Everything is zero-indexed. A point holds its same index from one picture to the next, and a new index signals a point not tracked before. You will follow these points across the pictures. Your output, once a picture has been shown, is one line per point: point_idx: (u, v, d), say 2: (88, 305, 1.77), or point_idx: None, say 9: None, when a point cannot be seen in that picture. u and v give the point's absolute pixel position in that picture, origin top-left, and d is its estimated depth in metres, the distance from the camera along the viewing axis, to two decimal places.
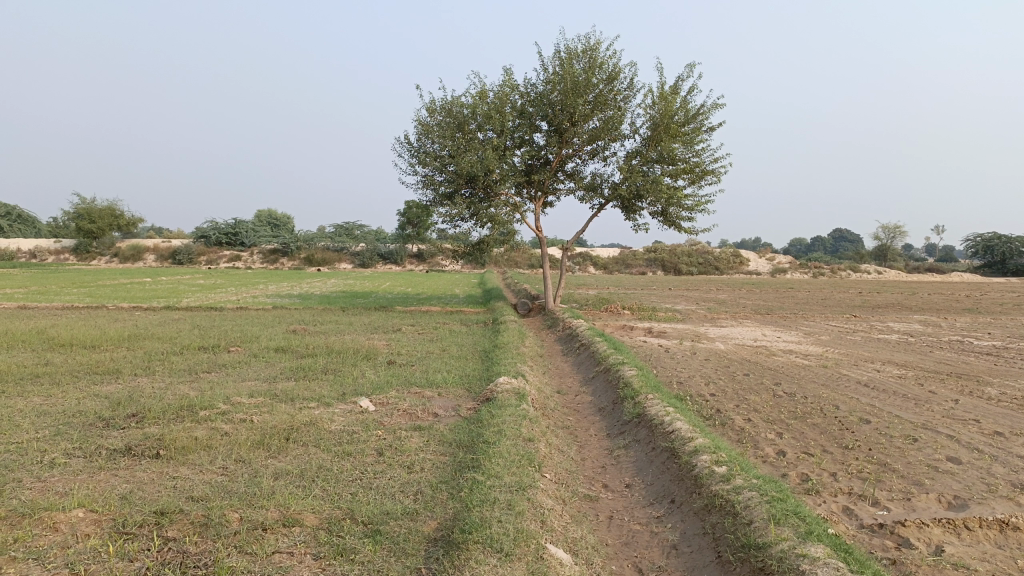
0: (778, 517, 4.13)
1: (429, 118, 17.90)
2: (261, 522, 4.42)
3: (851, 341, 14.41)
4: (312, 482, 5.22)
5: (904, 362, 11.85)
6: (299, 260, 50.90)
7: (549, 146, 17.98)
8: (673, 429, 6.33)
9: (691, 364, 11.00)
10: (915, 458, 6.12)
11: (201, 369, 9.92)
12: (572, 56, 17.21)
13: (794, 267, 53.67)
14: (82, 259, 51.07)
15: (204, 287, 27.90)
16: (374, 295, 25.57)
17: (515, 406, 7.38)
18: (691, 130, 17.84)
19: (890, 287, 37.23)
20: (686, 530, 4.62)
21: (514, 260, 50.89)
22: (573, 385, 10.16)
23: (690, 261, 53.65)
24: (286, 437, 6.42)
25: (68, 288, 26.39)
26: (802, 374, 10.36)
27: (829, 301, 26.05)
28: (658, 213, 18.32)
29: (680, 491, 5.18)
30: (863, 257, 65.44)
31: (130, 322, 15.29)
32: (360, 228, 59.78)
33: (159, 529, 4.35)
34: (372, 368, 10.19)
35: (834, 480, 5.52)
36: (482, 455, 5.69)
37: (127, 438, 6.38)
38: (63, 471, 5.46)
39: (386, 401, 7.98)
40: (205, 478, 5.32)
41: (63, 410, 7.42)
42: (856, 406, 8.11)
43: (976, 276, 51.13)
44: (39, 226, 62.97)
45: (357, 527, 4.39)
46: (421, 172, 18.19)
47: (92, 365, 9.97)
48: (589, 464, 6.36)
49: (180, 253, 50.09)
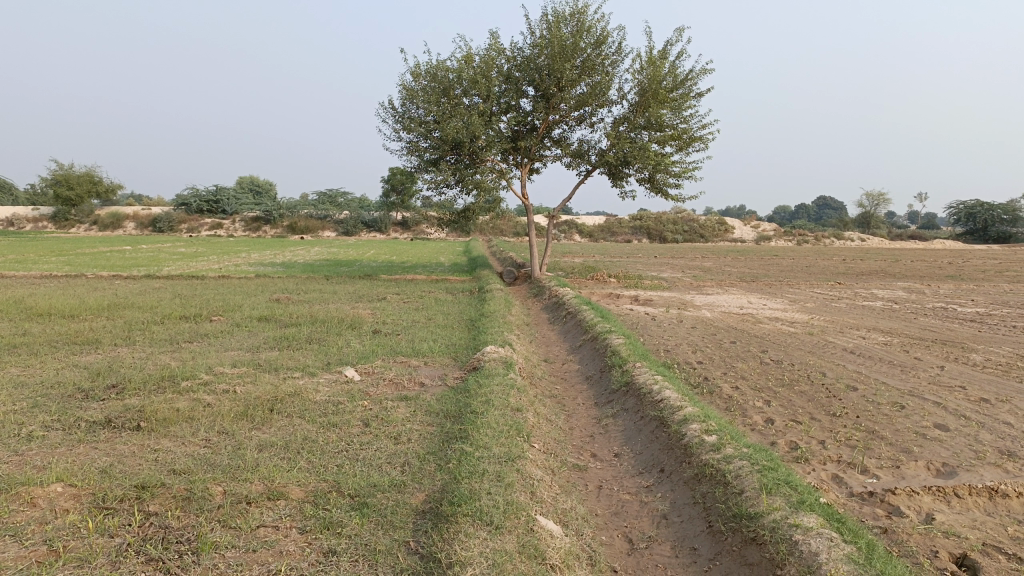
0: (770, 487, 4.09)
1: (414, 82, 17.56)
2: (244, 496, 4.33)
3: (837, 308, 14.44)
4: (297, 453, 5.13)
5: (890, 329, 11.89)
6: (282, 228, 50.41)
7: (536, 112, 17.73)
8: (662, 398, 6.28)
9: (678, 332, 10.98)
10: (903, 425, 6.12)
11: (182, 339, 9.78)
12: (559, 20, 16.89)
13: (778, 234, 53.81)
14: (61, 226, 50.34)
15: (185, 256, 27.55)
16: (358, 263, 25.36)
17: (502, 375, 7.32)
18: (679, 96, 17.63)
19: (872, 254, 37.41)
20: (675, 500, 4.58)
21: (499, 229, 50.68)
22: (559, 354, 10.11)
23: (675, 229, 53.63)
24: (270, 408, 6.32)
25: (46, 256, 25.99)
26: (788, 341, 10.35)
27: (814, 269, 26.10)
28: (646, 180, 18.18)
29: (669, 460, 5.14)
30: (847, 226, 65.67)
31: (109, 291, 15.03)
32: (343, 196, 59.16)
33: (140, 504, 4.25)
34: (357, 337, 10.07)
35: (823, 448, 5.50)
36: (470, 425, 5.61)
37: (108, 410, 6.25)
38: (41, 444, 5.33)
39: (372, 371, 7.89)
40: (188, 451, 5.22)
41: (41, 381, 7.27)
42: (843, 373, 8.12)
43: (958, 244, 51.50)
44: (15, 194, 61.88)
45: (344, 499, 4.31)
46: (405, 139, 17.91)
47: (71, 336, 9.79)
48: (578, 434, 6.32)
49: (161, 221, 49.43)
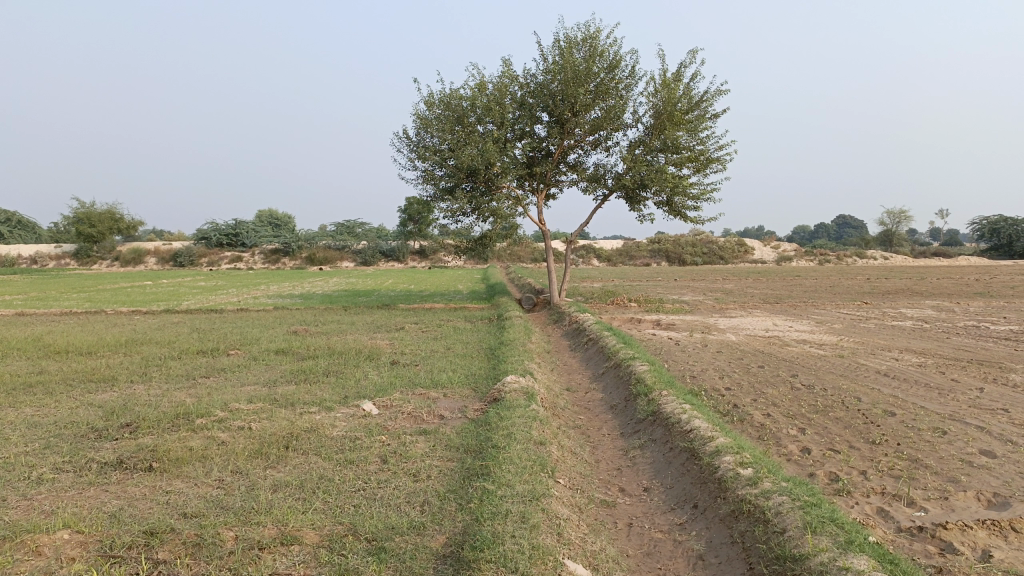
0: (814, 525, 3.82)
1: (428, 111, 17.57)
2: (257, 541, 4.12)
3: (865, 329, 14.09)
4: (312, 494, 4.92)
5: (922, 349, 11.52)
6: (301, 260, 50.66)
7: (551, 138, 17.62)
8: (691, 428, 6.02)
9: (703, 357, 10.68)
10: (947, 452, 5.81)
11: (199, 374, 9.63)
12: (572, 45, 16.87)
13: (798, 254, 53.23)
14: (84, 263, 50.89)
15: (205, 289, 27.70)
16: (376, 292, 25.29)
17: (525, 406, 7.07)
18: (694, 117, 17.49)
19: (896, 273, 36.80)
20: (711, 539, 4.32)
21: (517, 255, 50.62)
22: (582, 382, 9.86)
23: (694, 251, 53.28)
24: (285, 445, 6.13)
25: (69, 292, 26.14)
26: (818, 364, 10.03)
27: (837, 289, 25.69)
28: (664, 202, 17.98)
29: (703, 495, 4.87)
30: (868, 243, 65.00)
31: (128, 327, 14.96)
32: (361, 225, 59.38)
33: (148, 551, 4.06)
34: (375, 369, 9.89)
35: (865, 479, 5.21)
36: (492, 461, 5.38)
37: (120, 450, 6.09)
38: (50, 488, 5.17)
39: (390, 404, 7.67)
40: (200, 492, 5.03)
41: (54, 421, 7.13)
42: (878, 398, 7.80)
43: (982, 260, 50.73)
44: (39, 232, 62.74)
45: (361, 544, 4.09)
46: (420, 167, 17.87)
47: (87, 373, 9.68)
48: (604, 467, 6.06)
49: (182, 256, 49.85)
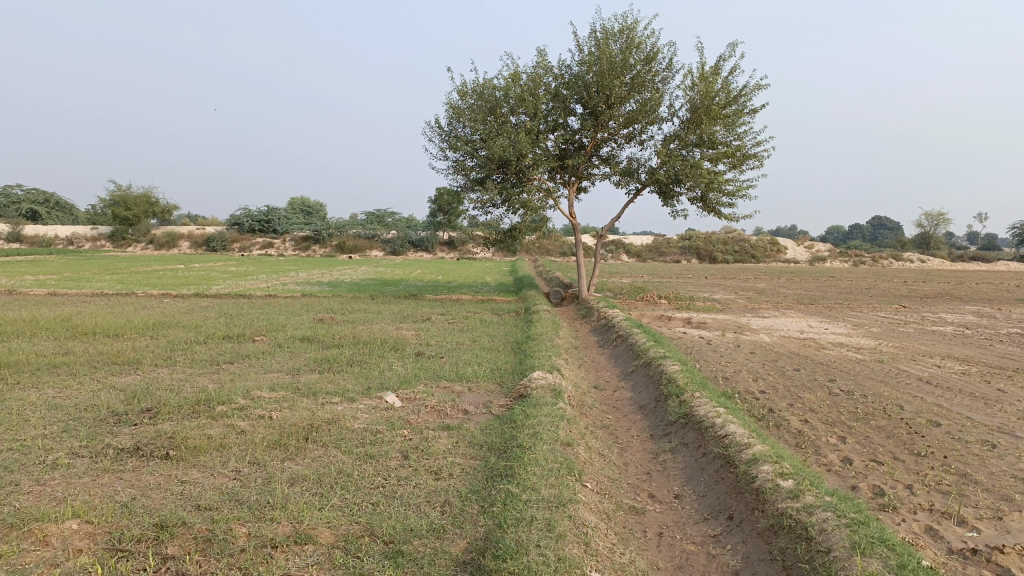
0: (863, 546, 3.55)
1: (460, 101, 17.36)
2: (270, 539, 3.95)
3: (904, 333, 13.63)
4: (330, 489, 4.74)
5: (965, 356, 11.07)
6: (331, 248, 50.86)
7: (584, 130, 17.31)
8: (726, 433, 5.74)
9: (736, 358, 10.37)
10: (999, 468, 5.47)
11: (223, 360, 9.54)
12: (608, 36, 16.52)
13: (832, 255, 52.24)
14: (118, 245, 51.54)
15: (235, 274, 27.87)
16: (404, 283, 25.21)
17: (551, 404, 6.84)
18: (732, 112, 17.06)
19: (934, 277, 35.90)
20: (748, 554, 4.06)
21: (546, 249, 50.39)
22: (611, 380, 9.60)
23: (726, 248, 52.53)
24: (305, 436, 5.97)
25: (101, 274, 26.35)
26: (856, 369, 9.64)
27: (874, 291, 25.06)
28: (697, 198, 17.60)
29: (739, 506, 4.61)
30: (905, 247, 63.83)
31: (156, 310, 14.96)
32: (392, 216, 59.58)
33: (157, 545, 3.90)
34: (399, 360, 9.72)
35: (912, 494, 4.90)
36: (517, 462, 5.16)
37: (138, 436, 5.96)
38: (65, 474, 5.06)
39: (413, 397, 7.48)
40: (216, 483, 4.89)
41: (75, 404, 7.05)
42: (922, 407, 7.44)
43: (1022, 265, 49.46)
44: (76, 214, 63.73)
45: (377, 546, 3.91)
46: (451, 157, 17.68)
47: (112, 356, 9.62)
48: (633, 471, 5.82)
49: (214, 240, 50.34)
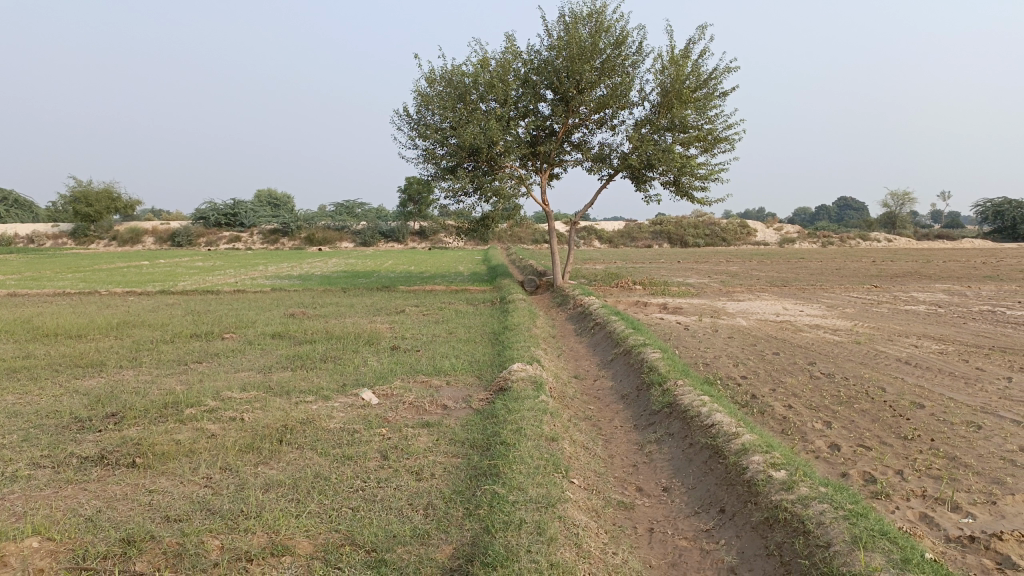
0: (864, 540, 3.44)
1: (429, 88, 17.07)
2: (245, 552, 3.74)
3: (878, 314, 13.68)
4: (306, 495, 4.54)
5: (940, 335, 11.11)
6: (300, 240, 50.17)
7: (555, 116, 17.11)
8: (712, 423, 5.62)
9: (715, 343, 10.31)
10: (987, 450, 5.41)
11: (191, 359, 9.24)
12: (577, 20, 16.30)
13: (801, 237, 52.70)
14: (82, 243, 50.38)
15: (202, 270, 27.32)
16: (375, 274, 24.86)
17: (533, 398, 6.67)
18: (703, 95, 16.99)
19: (901, 256, 36.43)
20: (743, 549, 3.95)
21: (518, 236, 50.28)
22: (591, 369, 9.46)
23: (697, 233, 52.79)
24: (279, 439, 5.73)
25: (64, 272, 25.65)
26: (835, 351, 9.61)
27: (844, 272, 25.26)
28: (670, 183, 17.52)
29: (731, 498, 4.50)
30: (871, 226, 64.69)
31: (120, 309, 14.51)
32: (362, 206, 59.02)
33: (124, 563, 3.67)
34: (374, 354, 9.49)
35: (903, 480, 4.82)
36: (502, 460, 4.99)
37: (102, 444, 5.69)
38: (26, 487, 4.78)
39: (391, 393, 7.27)
40: (186, 492, 4.66)
41: (35, 410, 6.74)
42: (904, 388, 7.40)
43: (985, 242, 50.41)
44: (36, 211, 62.07)
45: (359, 556, 3.72)
46: (421, 146, 17.39)
47: (75, 358, 9.27)
48: (619, 463, 5.69)
49: (180, 236, 49.40)
